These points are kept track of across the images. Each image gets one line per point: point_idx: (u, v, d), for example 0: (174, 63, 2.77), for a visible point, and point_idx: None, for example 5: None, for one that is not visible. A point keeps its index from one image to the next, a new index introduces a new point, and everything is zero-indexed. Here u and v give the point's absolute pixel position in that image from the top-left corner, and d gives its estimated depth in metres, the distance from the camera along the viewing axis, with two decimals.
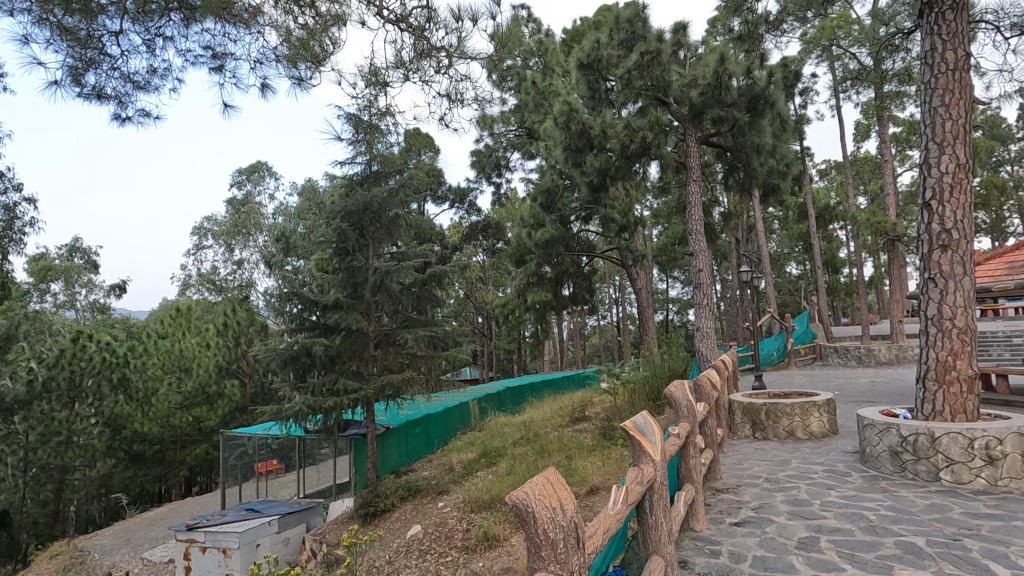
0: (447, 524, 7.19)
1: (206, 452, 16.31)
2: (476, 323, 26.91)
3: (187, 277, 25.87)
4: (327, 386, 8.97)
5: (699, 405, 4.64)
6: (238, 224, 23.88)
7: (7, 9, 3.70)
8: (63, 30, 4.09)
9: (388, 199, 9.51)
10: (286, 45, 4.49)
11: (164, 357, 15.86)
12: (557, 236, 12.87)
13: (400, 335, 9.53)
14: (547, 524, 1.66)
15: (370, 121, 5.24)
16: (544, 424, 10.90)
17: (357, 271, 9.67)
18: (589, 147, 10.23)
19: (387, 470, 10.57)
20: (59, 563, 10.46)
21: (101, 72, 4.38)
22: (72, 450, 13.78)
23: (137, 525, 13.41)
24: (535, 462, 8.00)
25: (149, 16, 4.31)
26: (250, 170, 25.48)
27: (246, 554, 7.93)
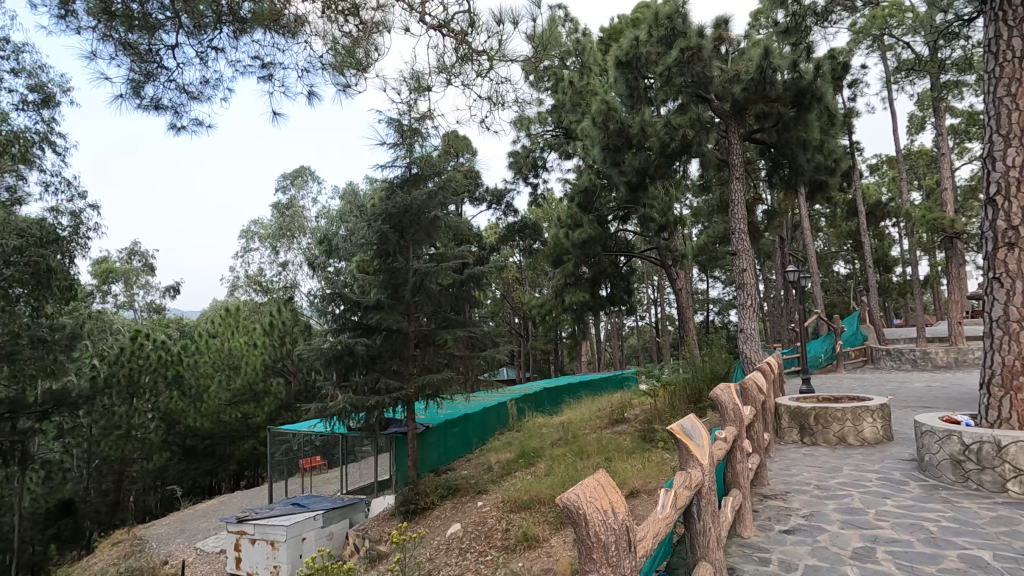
0: (487, 522, 7.25)
1: (254, 447, 16.92)
2: (513, 323, 27.00)
3: (236, 278, 26.87)
4: (369, 385, 9.19)
5: (746, 409, 4.54)
6: (283, 226, 24.64)
7: (74, 29, 4.01)
8: (127, 46, 4.39)
9: (428, 201, 9.62)
10: (332, 53, 4.66)
11: (214, 355, 16.43)
12: (595, 236, 12.79)
13: (440, 336, 9.66)
14: (599, 526, 1.65)
15: (410, 124, 5.41)
16: (582, 425, 10.85)
17: (397, 272, 9.85)
18: (628, 146, 10.12)
19: (426, 469, 10.72)
20: (120, 550, 11.04)
21: (159, 84, 4.63)
22: (130, 443, 14.91)
23: (191, 516, 14.03)
24: (574, 463, 7.99)
25: (203, 28, 4.50)
26: (295, 174, 26.27)
27: (293, 547, 8.19)
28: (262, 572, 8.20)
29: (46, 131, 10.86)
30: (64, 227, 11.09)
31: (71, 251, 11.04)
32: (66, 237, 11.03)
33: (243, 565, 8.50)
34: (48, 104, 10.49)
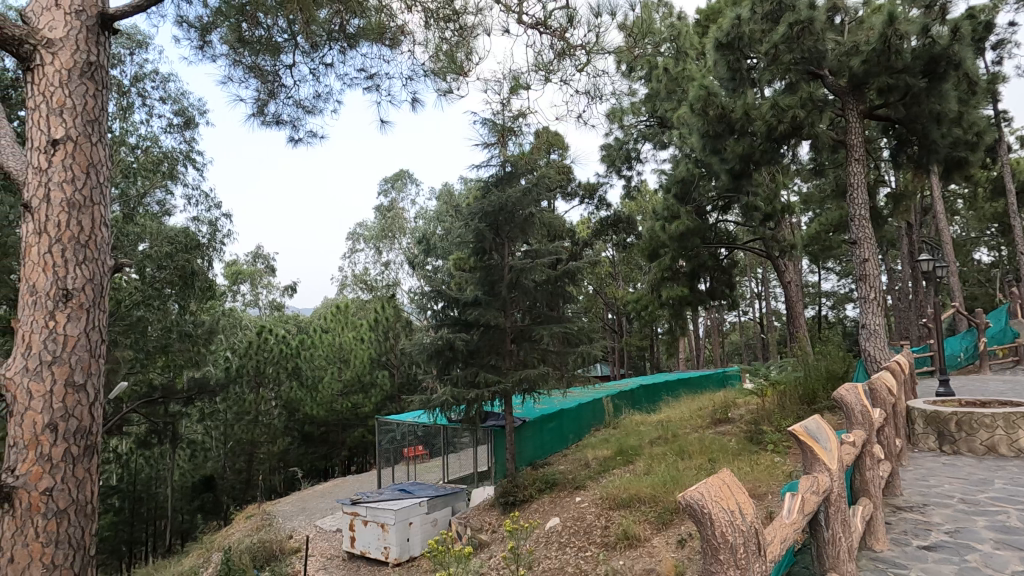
0: (586, 518, 7.22)
1: (363, 435, 18.06)
2: (607, 319, 26.68)
3: (344, 277, 28.79)
4: (468, 378, 9.51)
5: (875, 412, 4.16)
6: (385, 228, 26.04)
7: (210, 58, 4.66)
8: (256, 69, 4.97)
9: (523, 198, 9.71)
10: (434, 60, 4.94)
11: (326, 350, 17.78)
12: (693, 228, 12.25)
13: (536, 332, 9.76)
14: (724, 527, 1.62)
15: (504, 123, 5.53)
16: (683, 424, 10.49)
17: (493, 269, 10.06)
18: (730, 132, 9.55)
19: (524, 462, 10.90)
20: (252, 524, 12.31)
21: (279, 101, 5.18)
22: (259, 427, 16.77)
23: (310, 497, 15.29)
24: (675, 463, 7.76)
25: (317, 47, 4.92)
26: (394, 178, 27.66)
27: (401, 530, 8.68)
28: (374, 552, 8.77)
29: (188, 150, 12.32)
30: (204, 234, 12.51)
31: (209, 256, 12.46)
32: (205, 243, 12.44)
33: (356, 544, 9.13)
34: (188, 126, 11.87)
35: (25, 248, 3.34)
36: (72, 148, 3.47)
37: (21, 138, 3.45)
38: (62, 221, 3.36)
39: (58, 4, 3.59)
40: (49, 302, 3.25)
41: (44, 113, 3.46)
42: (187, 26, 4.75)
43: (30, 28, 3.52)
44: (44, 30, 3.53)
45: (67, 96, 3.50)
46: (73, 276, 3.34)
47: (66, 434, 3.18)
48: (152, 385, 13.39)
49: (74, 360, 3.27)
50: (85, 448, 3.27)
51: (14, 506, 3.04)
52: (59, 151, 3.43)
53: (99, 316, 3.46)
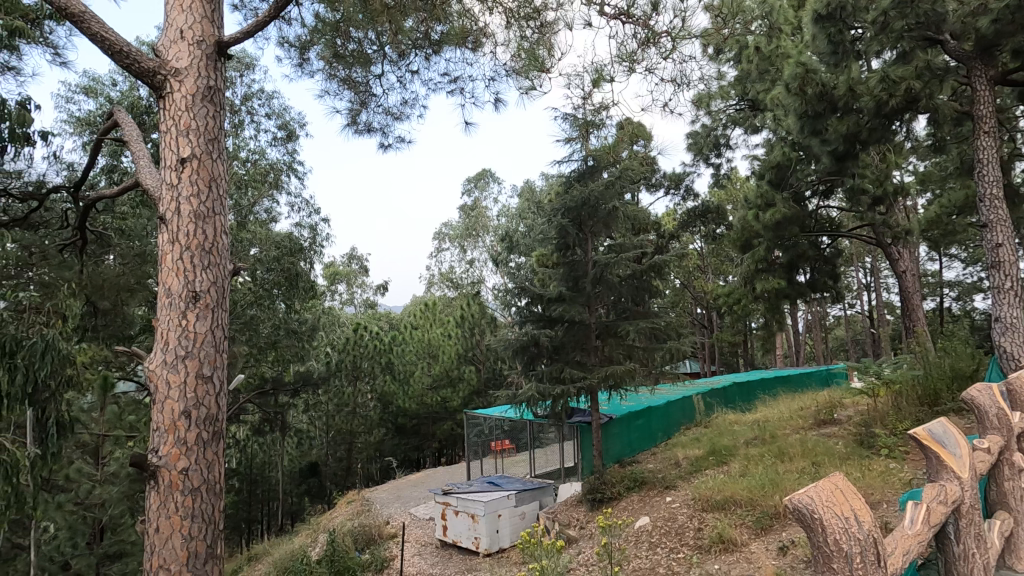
0: (677, 519, 7.01)
1: (452, 428, 18.61)
2: (695, 314, 25.74)
3: (431, 276, 29.83)
4: (554, 374, 9.51)
5: (1015, 416, 3.69)
6: (469, 227, 26.68)
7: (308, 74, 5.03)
8: (350, 81, 5.30)
9: (606, 192, 9.53)
10: (517, 60, 5.02)
11: (416, 345, 18.31)
12: (790, 216, 11.46)
13: (622, 327, 9.60)
14: (839, 535, 1.53)
15: (586, 117, 5.48)
16: (782, 424, 9.88)
17: (577, 264, 10.04)
18: (832, 110, 8.81)
19: (611, 459, 10.77)
20: (353, 509, 13.15)
21: (371, 110, 5.50)
22: (357, 418, 17.89)
23: (405, 485, 16.05)
24: (774, 465, 7.34)
25: (404, 56, 5.16)
26: (477, 178, 28.24)
27: (490, 522, 8.86)
28: (466, 541, 9.06)
29: (291, 160, 13.31)
30: (306, 238, 13.48)
31: (311, 258, 13.42)
32: (307, 246, 13.40)
33: (449, 533, 9.48)
34: (290, 138, 12.81)
35: (163, 255, 3.79)
36: (197, 165, 3.87)
37: (157, 158, 3.91)
38: (189, 231, 3.77)
39: (183, 36, 4.03)
40: (182, 303, 3.67)
41: (174, 135, 3.89)
42: (288, 46, 5.15)
43: (161, 60, 3.98)
44: (172, 61, 3.97)
45: (192, 119, 3.91)
46: (200, 279, 3.73)
47: (198, 420, 3.56)
48: (264, 377, 14.64)
49: (203, 355, 3.66)
50: (214, 433, 3.63)
51: (160, 483, 3.47)
52: (187, 168, 3.85)
53: (222, 316, 3.83)
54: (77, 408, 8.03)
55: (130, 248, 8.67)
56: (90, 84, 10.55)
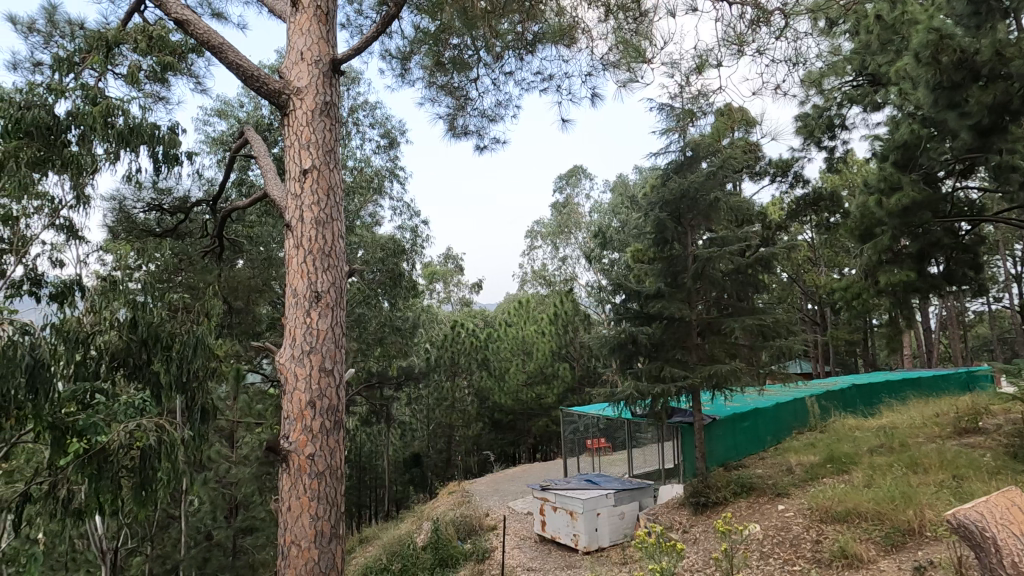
0: (792, 530, 6.52)
1: (547, 425, 18.64)
2: (806, 310, 23.94)
3: (525, 273, 30.19)
4: (653, 372, 9.22)
5: None
6: (561, 224, 26.67)
7: (410, 82, 5.30)
8: (449, 88, 5.53)
9: (706, 182, 9.06)
10: (614, 52, 4.95)
11: (511, 342, 18.52)
12: (921, 200, 10.26)
13: (725, 324, 9.15)
14: (1017, 555, 2.03)
15: (684, 107, 5.28)
16: (914, 432, 8.92)
17: (677, 259, 9.67)
18: (974, 79, 7.61)
19: (716, 462, 10.25)
20: (454, 499, 13.67)
21: (468, 115, 5.70)
22: (456, 412, 18.70)
23: (503, 479, 16.40)
24: (906, 477, 6.66)
25: (499, 58, 5.28)
26: (569, 174, 28.13)
27: (590, 520, 8.77)
28: (565, 537, 9.08)
29: (393, 166, 14.05)
30: (408, 239, 14.18)
31: (412, 258, 14.11)
32: (409, 248, 14.10)
33: (548, 528, 9.55)
34: (392, 145, 13.52)
35: (289, 259, 4.15)
36: (316, 175, 4.21)
37: (282, 171, 4.29)
38: (311, 236, 4.10)
39: (303, 57, 4.37)
40: (306, 303, 4.00)
41: (298, 148, 4.24)
42: (392, 58, 5.46)
43: (285, 81, 4.36)
44: (294, 81, 4.35)
45: (312, 133, 4.26)
46: (321, 280, 4.06)
47: (322, 410, 3.87)
48: (370, 372, 15.61)
49: (325, 350, 3.97)
50: (335, 422, 3.93)
51: (290, 467, 3.81)
52: (308, 179, 4.19)
53: (340, 314, 4.14)
54: (216, 397, 9.05)
55: (258, 253, 9.64)
56: (222, 107, 11.80)
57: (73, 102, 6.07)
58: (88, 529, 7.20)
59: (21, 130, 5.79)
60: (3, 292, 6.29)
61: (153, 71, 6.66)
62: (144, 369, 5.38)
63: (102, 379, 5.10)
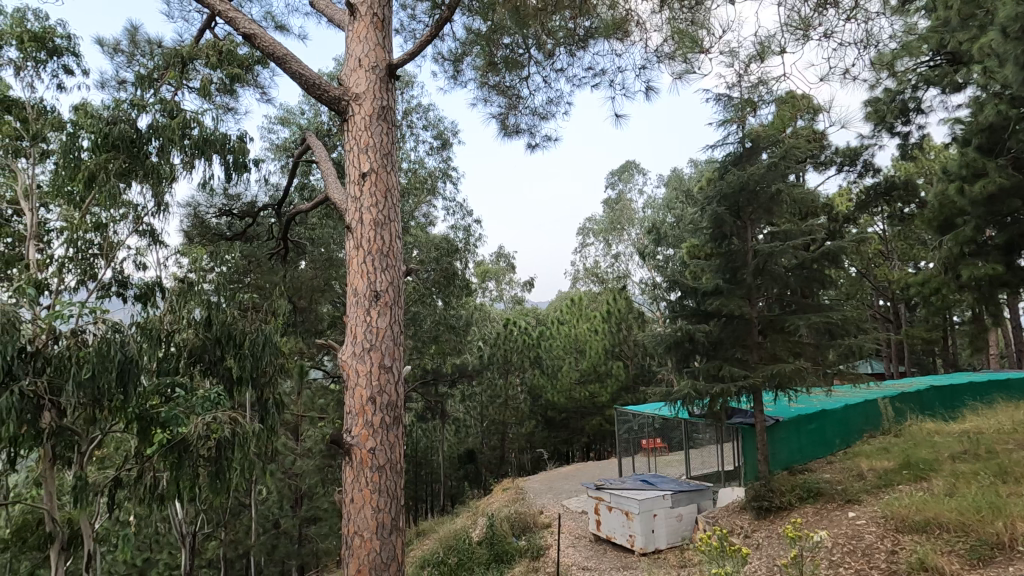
0: (864, 539, 6.18)
1: (601, 424, 18.48)
2: (877, 306, 22.59)
3: (577, 271, 30.00)
4: (711, 371, 8.94)
5: None
6: (614, 221, 26.30)
7: (462, 82, 5.38)
8: (501, 88, 5.58)
9: (767, 174, 8.67)
10: (669, 43, 4.84)
11: (564, 340, 18.48)
12: (1010, 187, 9.44)
13: (789, 322, 8.75)
14: None
15: (743, 96, 5.10)
16: (1003, 437, 8.24)
17: (735, 255, 9.33)
18: None
19: (779, 465, 9.83)
20: (508, 496, 13.77)
21: (519, 113, 5.73)
22: (509, 409, 18.87)
23: (557, 477, 16.38)
24: (994, 486, 6.17)
25: (550, 55, 5.27)
26: (621, 170, 27.73)
27: (646, 521, 8.61)
28: (621, 538, 8.97)
29: (446, 167, 14.28)
30: (461, 239, 14.38)
31: (465, 257, 14.31)
32: (461, 247, 14.30)
33: (603, 527, 9.45)
34: (445, 146, 13.75)
35: (349, 260, 4.30)
36: (375, 178, 4.34)
37: (342, 174, 4.44)
38: (370, 237, 4.24)
39: (361, 64, 4.52)
40: (366, 301, 4.13)
41: (356, 152, 4.39)
42: (445, 60, 5.56)
43: (344, 87, 4.51)
44: (352, 87, 4.49)
45: (370, 137, 4.39)
46: (380, 279, 4.19)
47: (381, 405, 3.99)
48: (426, 369, 15.93)
49: (384, 348, 4.09)
50: (394, 418, 4.04)
51: (353, 460, 3.95)
52: (367, 182, 4.33)
53: (398, 312, 4.25)
54: (282, 392, 9.50)
55: (320, 254, 10.04)
56: (285, 115, 12.35)
57: (153, 116, 6.49)
58: (170, 514, 7.74)
59: (109, 144, 6.28)
60: (95, 293, 6.83)
61: (223, 84, 7.06)
62: (218, 365, 5.70)
63: (181, 374, 5.47)
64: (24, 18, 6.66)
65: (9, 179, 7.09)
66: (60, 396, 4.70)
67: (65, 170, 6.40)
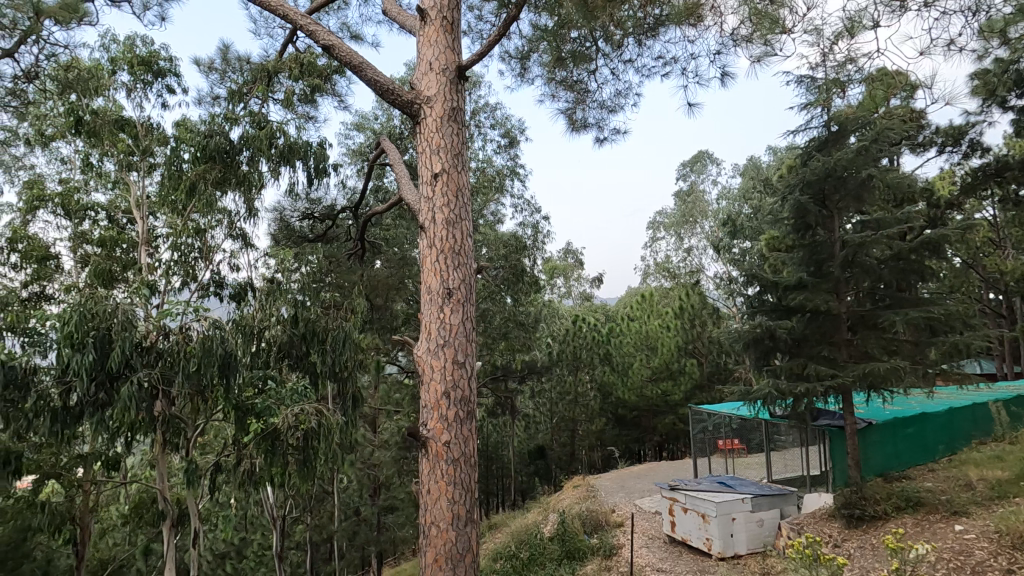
0: (974, 555, 5.64)
1: (674, 423, 18.00)
2: (985, 300, 20.52)
3: (647, 266, 29.32)
4: (795, 370, 8.45)
5: None
6: (685, 214, 25.43)
7: (529, 79, 5.41)
8: (568, 83, 5.55)
9: (857, 159, 8.03)
10: (747, 24, 4.60)
11: (635, 337, 18.18)
12: None
13: (883, 317, 8.08)
14: None
15: (829, 77, 4.77)
16: None
17: (821, 246, 8.73)
18: None
19: (873, 472, 9.16)
20: (579, 493, 13.72)
21: (587, 108, 5.68)
22: (578, 407, 18.82)
23: (628, 476, 16.12)
24: None
25: (619, 46, 5.18)
26: (693, 160, 26.76)
27: (724, 525, 8.29)
28: (697, 540, 8.69)
29: (514, 165, 14.37)
30: (529, 236, 14.44)
31: (534, 255, 14.36)
32: (530, 244, 14.35)
33: (678, 529, 9.20)
34: (513, 144, 13.84)
35: (423, 259, 4.43)
36: (446, 178, 4.44)
37: (415, 176, 4.58)
38: (442, 236, 4.35)
39: (432, 67, 4.62)
40: (439, 299, 4.24)
41: (429, 154, 4.50)
42: (512, 59, 5.60)
43: (416, 91, 4.63)
44: (424, 91, 4.60)
45: (441, 138, 4.50)
46: (453, 277, 4.28)
47: (455, 400, 4.09)
48: (495, 365, 16.12)
49: (458, 344, 4.18)
50: (467, 413, 4.12)
51: (429, 453, 4.07)
52: (439, 182, 4.44)
53: (470, 309, 4.33)
54: (362, 387, 9.97)
55: (394, 254, 10.43)
56: (360, 120, 12.88)
57: (244, 127, 6.97)
58: (263, 498, 8.32)
59: (207, 155, 6.88)
60: (196, 293, 7.44)
61: (304, 94, 7.47)
62: (304, 360, 6.06)
63: (272, 368, 5.85)
64: (133, 44, 7.33)
65: (123, 191, 7.83)
66: (171, 386, 5.17)
67: (169, 181, 7.00)
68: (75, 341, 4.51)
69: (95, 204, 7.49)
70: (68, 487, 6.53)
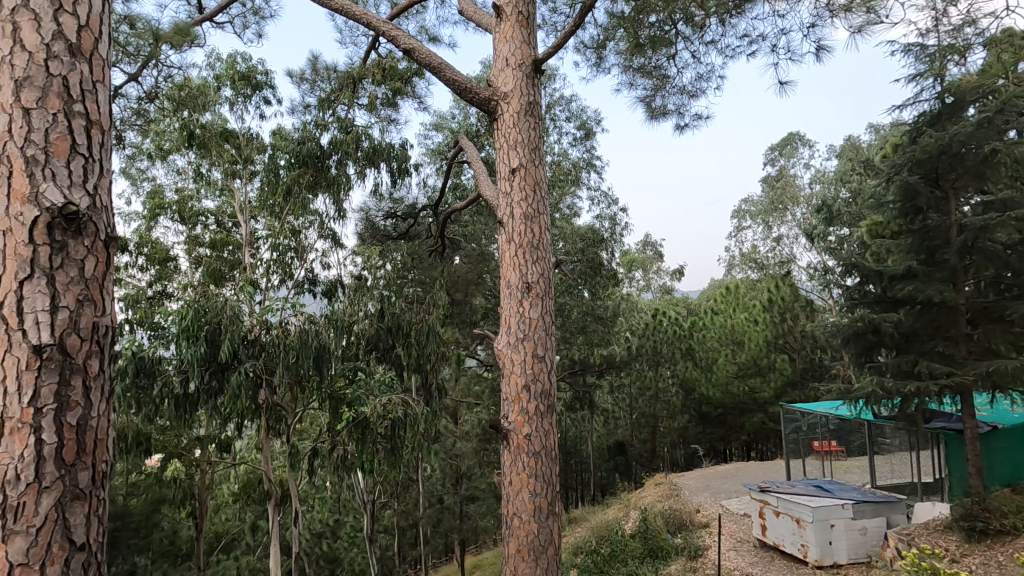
0: None
1: (763, 421, 17.08)
2: None
3: (732, 257, 27.97)
4: (903, 367, 7.73)
5: None
6: (774, 200, 23.93)
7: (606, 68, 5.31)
8: (646, 70, 5.40)
9: (978, 132, 7.14)
10: None
11: (719, 331, 17.42)
12: None
13: (1011, 309, 7.15)
14: None
15: (943, 43, 4.29)
16: None
17: (934, 231, 7.85)
18: None
19: (998, 481, 8.22)
20: (661, 491, 13.38)
21: (666, 94, 5.50)
22: (659, 402, 17.97)
23: (714, 476, 15.50)
24: None
25: (700, 28, 4.96)
26: (782, 144, 25.13)
27: (821, 531, 7.77)
28: (791, 547, 8.20)
29: (590, 158, 14.18)
30: (607, 229, 14.21)
31: (612, 247, 14.13)
32: (607, 237, 14.12)
33: (770, 534, 8.73)
34: (588, 136, 13.66)
35: (502, 254, 4.47)
36: (524, 173, 4.46)
37: (493, 172, 4.62)
38: (520, 231, 4.37)
39: (508, 63, 4.64)
40: (518, 293, 4.27)
41: (506, 150, 4.54)
42: (587, 49, 5.51)
43: (493, 88, 4.66)
44: (501, 87, 4.63)
45: (518, 133, 4.51)
46: (531, 272, 4.30)
47: (536, 393, 4.11)
48: (573, 359, 16.03)
49: (537, 338, 4.19)
50: (548, 406, 4.14)
51: (510, 445, 4.12)
52: (517, 177, 4.46)
53: (549, 303, 4.33)
54: (444, 379, 10.28)
55: (473, 250, 10.64)
56: (438, 121, 13.21)
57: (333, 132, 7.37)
58: (354, 483, 8.81)
59: (300, 161, 7.34)
60: (293, 290, 7.99)
61: (386, 97, 7.79)
62: (390, 352, 6.33)
63: (361, 359, 6.17)
64: (234, 61, 7.95)
65: (229, 198, 8.51)
66: (273, 375, 5.60)
67: (269, 186, 7.55)
68: (191, 334, 5.00)
69: (206, 210, 8.21)
70: (188, 466, 7.25)
